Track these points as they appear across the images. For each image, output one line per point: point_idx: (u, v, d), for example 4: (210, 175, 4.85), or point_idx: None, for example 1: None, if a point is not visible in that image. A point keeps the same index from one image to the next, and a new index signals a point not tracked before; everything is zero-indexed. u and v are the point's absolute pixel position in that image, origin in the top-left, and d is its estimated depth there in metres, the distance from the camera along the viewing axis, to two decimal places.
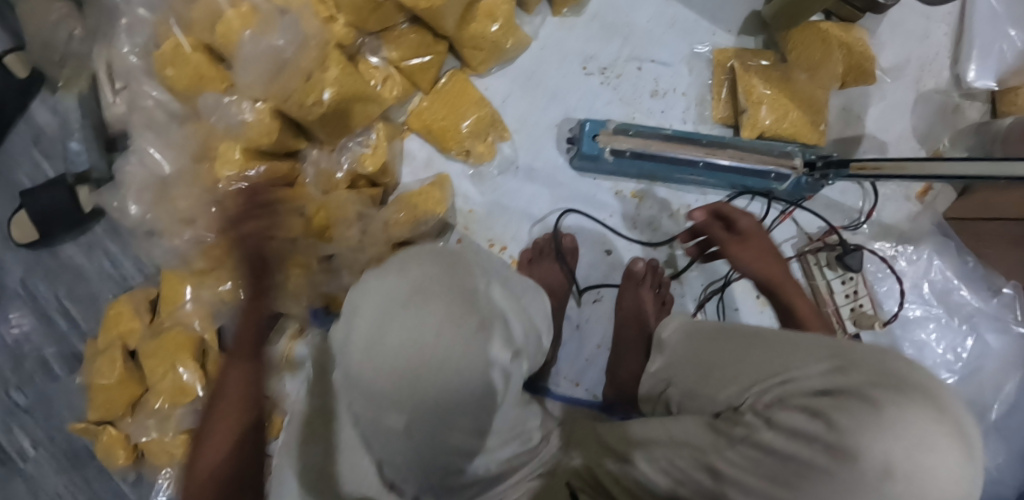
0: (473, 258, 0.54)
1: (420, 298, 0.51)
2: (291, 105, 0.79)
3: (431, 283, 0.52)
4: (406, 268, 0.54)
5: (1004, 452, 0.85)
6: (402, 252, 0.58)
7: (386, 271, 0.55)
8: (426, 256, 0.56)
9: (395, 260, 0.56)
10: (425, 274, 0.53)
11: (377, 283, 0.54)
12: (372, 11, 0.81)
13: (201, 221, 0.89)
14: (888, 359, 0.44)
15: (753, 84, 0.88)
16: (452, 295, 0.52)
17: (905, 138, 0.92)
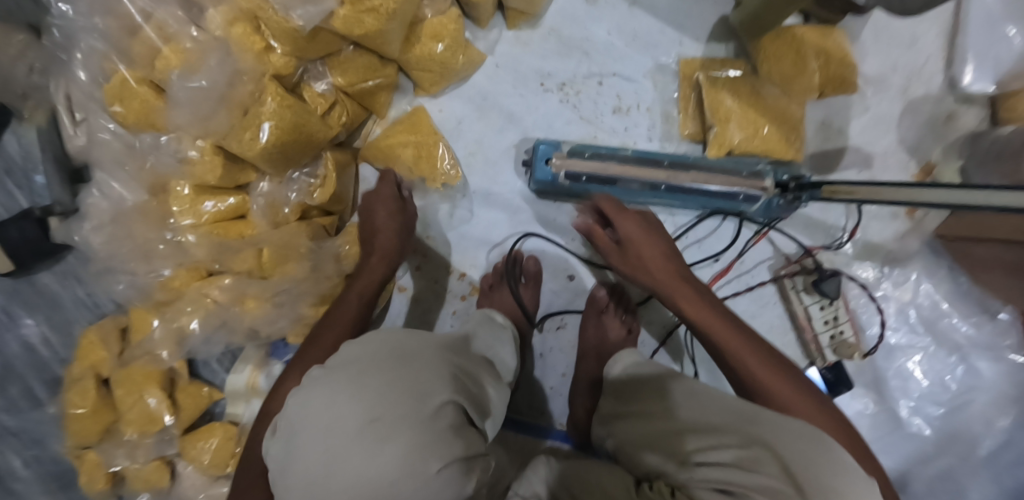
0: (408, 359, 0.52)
1: (378, 429, 0.45)
2: (230, 142, 0.78)
3: (389, 409, 0.46)
4: (361, 386, 0.48)
5: (995, 490, 0.81)
6: (357, 361, 0.51)
7: (337, 387, 0.48)
8: (384, 368, 0.50)
9: (347, 371, 0.50)
10: (384, 392, 0.48)
11: (324, 401, 0.48)
12: (309, 40, 0.78)
13: (159, 256, 0.87)
14: (786, 425, 0.52)
15: (720, 99, 0.82)
16: (414, 423, 0.46)
17: (892, 151, 0.86)
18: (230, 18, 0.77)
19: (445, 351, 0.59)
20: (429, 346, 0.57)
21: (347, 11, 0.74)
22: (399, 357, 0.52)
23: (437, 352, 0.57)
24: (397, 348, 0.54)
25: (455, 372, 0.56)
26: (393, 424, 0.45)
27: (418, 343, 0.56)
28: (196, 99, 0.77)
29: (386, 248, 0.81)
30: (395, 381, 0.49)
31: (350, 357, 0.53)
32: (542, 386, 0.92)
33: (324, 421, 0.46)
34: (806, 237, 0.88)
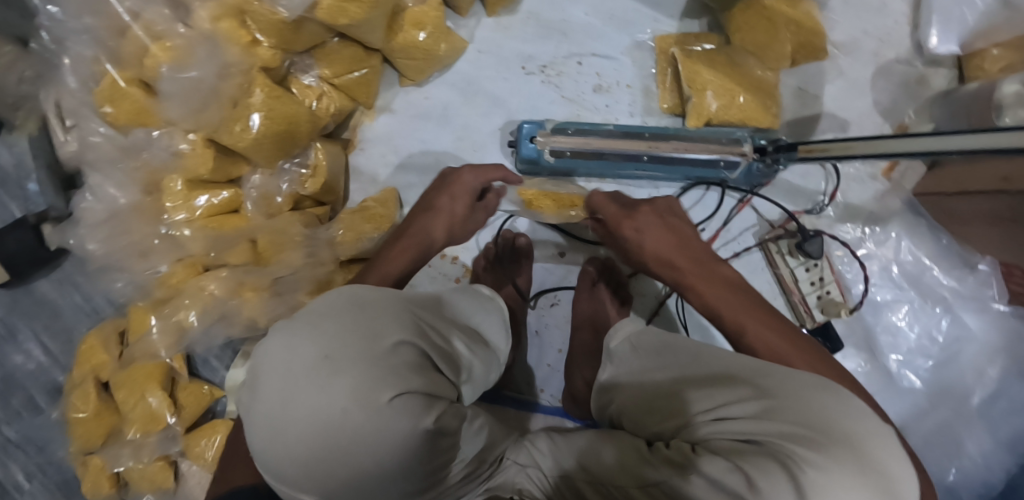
0: (363, 301, 0.52)
1: (330, 367, 0.46)
2: (222, 134, 0.79)
3: (341, 349, 0.47)
4: (315, 329, 0.48)
5: (989, 441, 0.82)
6: (314, 308, 0.51)
7: (293, 331, 0.48)
8: (339, 314, 0.50)
9: (304, 317, 0.50)
10: (338, 333, 0.48)
11: (280, 345, 0.48)
12: (296, 32, 0.80)
13: (155, 253, 0.88)
14: (813, 388, 0.49)
15: (696, 70, 0.85)
16: (367, 361, 0.47)
17: (867, 114, 0.89)
18: (217, 13, 0.79)
19: (411, 303, 0.57)
20: (392, 295, 0.55)
21: (331, 1, 0.75)
22: (355, 305, 0.51)
23: (399, 300, 0.55)
24: (354, 296, 0.52)
25: (417, 319, 0.55)
26: (338, 369, 0.46)
27: (379, 292, 0.55)
28: (187, 93, 0.79)
29: (413, 242, 0.73)
30: (346, 323, 0.49)
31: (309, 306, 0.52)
32: (541, 364, 0.93)
33: (274, 368, 0.47)
34: (788, 203, 0.90)
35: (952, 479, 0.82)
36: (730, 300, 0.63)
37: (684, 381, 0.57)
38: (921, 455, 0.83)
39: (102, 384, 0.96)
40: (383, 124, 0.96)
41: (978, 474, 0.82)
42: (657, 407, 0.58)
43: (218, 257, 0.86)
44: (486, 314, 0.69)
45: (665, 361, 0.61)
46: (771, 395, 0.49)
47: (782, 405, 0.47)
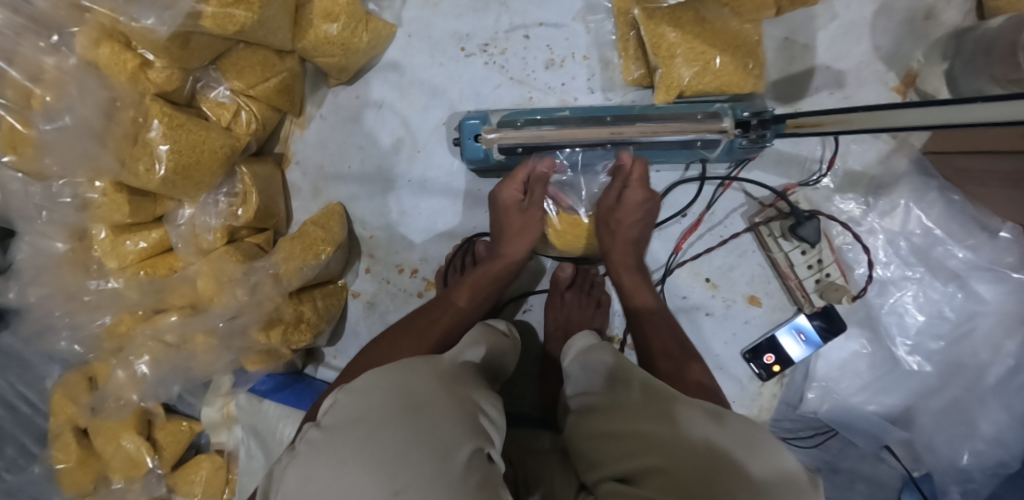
0: (417, 404, 0.44)
1: None
2: (126, 177, 0.70)
3: (411, 479, 0.39)
4: (373, 454, 0.40)
5: (1005, 418, 0.75)
6: (360, 420, 0.42)
7: (343, 457, 0.40)
8: (395, 425, 0.42)
9: (351, 435, 0.42)
10: (403, 455, 0.40)
11: (330, 476, 0.40)
12: (185, 47, 0.68)
13: (92, 307, 0.83)
14: (732, 447, 0.45)
15: (661, 34, 0.71)
16: (446, 489, 0.39)
17: (867, 62, 0.77)
18: (94, 37, 0.67)
19: (449, 381, 0.49)
20: (433, 380, 0.48)
21: (213, 8, 0.64)
22: (410, 406, 0.43)
23: (448, 386, 0.48)
24: (406, 394, 0.44)
25: (469, 404, 0.48)
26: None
27: (419, 378, 0.47)
28: (72, 143, 0.71)
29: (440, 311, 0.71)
30: (407, 439, 0.41)
31: (348, 413, 0.43)
32: (519, 375, 0.87)
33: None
34: (778, 177, 0.80)
35: (966, 462, 0.76)
36: (645, 294, 0.73)
37: (612, 424, 0.53)
38: (930, 435, 0.77)
39: (83, 431, 0.91)
40: (316, 132, 0.88)
41: (1001, 456, 0.75)
42: (590, 454, 0.54)
43: (164, 300, 0.80)
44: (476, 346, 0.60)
45: (611, 400, 0.56)
46: (669, 456, 0.46)
47: (676, 470, 0.44)
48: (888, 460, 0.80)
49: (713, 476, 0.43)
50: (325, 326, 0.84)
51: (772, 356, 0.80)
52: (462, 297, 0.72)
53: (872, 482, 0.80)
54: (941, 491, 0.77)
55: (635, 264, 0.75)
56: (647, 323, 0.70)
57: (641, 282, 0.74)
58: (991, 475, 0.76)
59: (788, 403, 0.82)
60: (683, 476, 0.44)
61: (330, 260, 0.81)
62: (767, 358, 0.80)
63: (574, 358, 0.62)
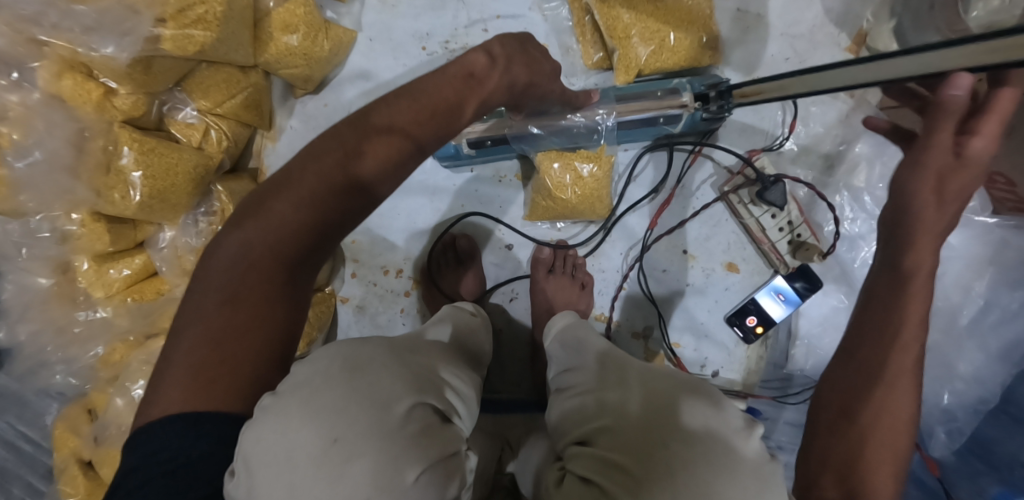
0: (362, 361, 0.42)
1: (342, 451, 0.36)
2: (103, 206, 0.71)
3: (352, 426, 0.37)
4: (314, 410, 0.38)
5: (981, 357, 0.76)
6: (305, 382, 0.40)
7: (286, 415, 0.38)
8: (335, 383, 0.40)
9: (296, 395, 0.39)
10: (342, 407, 0.38)
11: (274, 434, 0.38)
12: (147, 72, 0.69)
13: (83, 338, 0.84)
14: (687, 391, 0.46)
15: (616, 16, 0.73)
16: (382, 437, 0.38)
17: (819, 25, 0.80)
18: (57, 71, 0.68)
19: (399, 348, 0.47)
20: (384, 348, 0.45)
21: (171, 30, 0.65)
22: (352, 365, 0.41)
23: (393, 353, 0.45)
24: (347, 355, 0.41)
25: (419, 369, 0.45)
26: (341, 456, 0.36)
27: (370, 346, 0.44)
28: (44, 178, 0.71)
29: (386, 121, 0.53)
30: (344, 395, 0.39)
31: (295, 377, 0.41)
32: (512, 360, 0.88)
33: (262, 461, 0.37)
34: (744, 144, 0.82)
35: (947, 402, 0.77)
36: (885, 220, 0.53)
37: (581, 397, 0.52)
38: None
39: (88, 463, 0.89)
40: (288, 143, 0.89)
41: (987, 390, 0.75)
42: (561, 428, 0.53)
43: (157, 322, 0.81)
44: (437, 327, 0.60)
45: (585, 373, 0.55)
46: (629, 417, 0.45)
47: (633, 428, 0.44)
48: None
49: (664, 421, 0.43)
50: (317, 334, 0.84)
51: (754, 319, 0.81)
52: (402, 113, 0.54)
53: None
54: (927, 434, 0.78)
55: None
56: None
57: None
58: (973, 413, 0.76)
59: (775, 363, 0.83)
60: (639, 433, 0.44)
61: None
62: (750, 321, 0.81)
63: (554, 336, 0.63)
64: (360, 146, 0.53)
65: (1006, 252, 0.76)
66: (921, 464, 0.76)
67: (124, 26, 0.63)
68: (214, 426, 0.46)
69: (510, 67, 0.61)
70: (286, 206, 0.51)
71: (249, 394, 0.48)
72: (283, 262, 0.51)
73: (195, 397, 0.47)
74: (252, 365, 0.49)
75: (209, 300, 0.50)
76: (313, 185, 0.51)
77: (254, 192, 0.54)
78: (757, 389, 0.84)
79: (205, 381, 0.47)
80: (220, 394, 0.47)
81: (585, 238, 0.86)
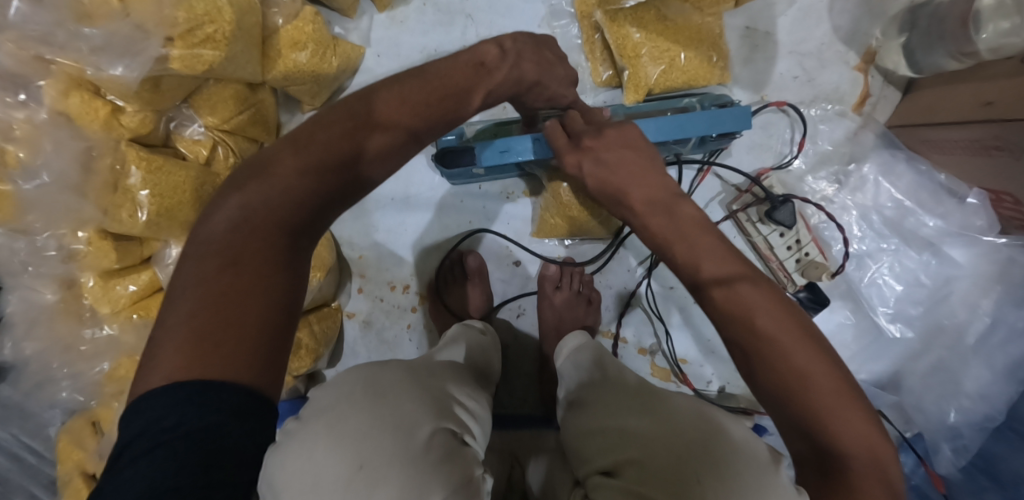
0: (385, 388, 0.43)
1: (368, 478, 0.38)
2: (111, 224, 0.71)
3: (377, 453, 0.39)
4: (339, 436, 0.39)
5: (987, 374, 0.75)
6: (331, 408, 0.41)
7: (313, 443, 0.39)
8: (359, 410, 0.41)
9: (322, 422, 0.40)
10: (367, 433, 0.39)
11: (301, 461, 0.39)
12: (156, 90, 0.69)
13: (89, 354, 0.84)
14: (716, 423, 0.47)
15: (626, 35, 0.72)
16: (407, 463, 0.39)
17: (828, 43, 0.80)
18: (64, 89, 0.68)
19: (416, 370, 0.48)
20: (403, 372, 0.46)
21: (179, 50, 0.65)
22: (375, 391, 0.42)
23: (416, 376, 0.47)
24: (370, 381, 0.43)
25: (437, 392, 0.46)
26: (368, 483, 0.38)
27: (391, 370, 0.46)
28: (53, 198, 0.71)
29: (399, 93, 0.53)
30: (369, 422, 0.40)
31: (319, 402, 0.42)
32: (519, 376, 0.88)
33: (291, 488, 0.39)
34: (753, 162, 0.82)
35: (954, 419, 0.77)
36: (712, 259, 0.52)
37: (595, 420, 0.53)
38: (918, 396, 0.80)
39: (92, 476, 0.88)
40: None
41: (991, 409, 0.74)
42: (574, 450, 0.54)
43: None
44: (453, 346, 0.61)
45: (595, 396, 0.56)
46: (646, 447, 0.46)
47: (650, 458, 0.45)
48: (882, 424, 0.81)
49: (690, 450, 0.44)
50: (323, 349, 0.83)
51: None
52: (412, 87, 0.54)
53: None
54: (933, 449, 0.78)
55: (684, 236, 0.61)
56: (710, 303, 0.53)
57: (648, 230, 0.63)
58: (979, 429, 0.75)
59: None
60: (655, 464, 0.44)
61: (323, 284, 0.80)
62: None
63: (567, 358, 0.64)
64: (371, 120, 0.52)
65: (1012, 270, 0.75)
66: (925, 478, 0.78)
67: (134, 47, 0.63)
68: (219, 399, 0.42)
69: (519, 62, 0.60)
70: (292, 169, 0.49)
71: (258, 363, 0.44)
72: (286, 226, 0.49)
73: (196, 362, 0.43)
74: (253, 337, 0.45)
75: (205, 263, 0.46)
76: (322, 154, 0.50)
77: (251, 161, 0.51)
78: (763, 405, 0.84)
79: (207, 347, 0.43)
80: (221, 362, 0.43)
81: (591, 254, 0.87)
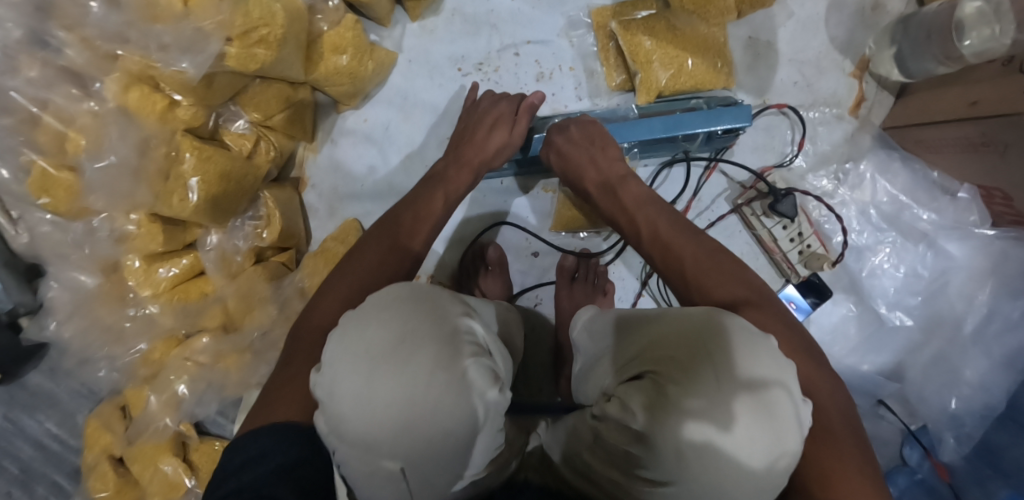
0: (428, 290, 0.50)
1: (409, 347, 0.45)
2: (162, 208, 0.76)
3: (417, 330, 0.46)
4: (388, 316, 0.47)
5: (986, 363, 0.78)
6: (382, 302, 0.48)
7: (367, 321, 0.46)
8: (405, 304, 0.48)
9: (374, 308, 0.47)
10: (409, 320, 0.47)
11: (354, 336, 0.46)
12: (210, 87, 0.75)
13: (130, 334, 0.88)
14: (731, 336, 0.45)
15: (638, 42, 0.80)
16: (441, 338, 0.47)
17: (825, 52, 0.87)
18: (125, 84, 0.74)
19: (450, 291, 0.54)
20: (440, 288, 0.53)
21: (236, 49, 0.71)
22: (419, 295, 0.49)
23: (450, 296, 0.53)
24: (416, 287, 0.50)
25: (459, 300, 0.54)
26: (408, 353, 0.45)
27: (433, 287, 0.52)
28: (107, 182, 0.77)
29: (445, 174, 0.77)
30: (409, 314, 0.47)
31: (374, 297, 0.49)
32: (535, 366, 0.91)
33: (340, 356, 0.46)
34: (756, 161, 0.88)
35: (955, 407, 0.80)
36: (667, 225, 0.65)
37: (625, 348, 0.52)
38: (920, 386, 0.83)
39: (118, 460, 0.91)
40: (328, 156, 0.95)
41: (994, 397, 0.77)
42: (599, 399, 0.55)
43: (198, 322, 0.86)
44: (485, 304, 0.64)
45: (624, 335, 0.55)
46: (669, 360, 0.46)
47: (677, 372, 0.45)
48: (886, 416, 0.84)
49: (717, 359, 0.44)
50: None
51: None
52: (460, 175, 0.76)
53: (876, 440, 0.84)
54: (937, 439, 0.81)
55: (650, 203, 0.68)
56: (674, 259, 0.62)
57: (615, 206, 0.71)
58: (979, 417, 0.78)
59: None
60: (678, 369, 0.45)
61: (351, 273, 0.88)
62: None
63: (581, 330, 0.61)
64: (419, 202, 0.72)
65: (1006, 263, 0.79)
66: (931, 471, 0.80)
67: (197, 47, 0.70)
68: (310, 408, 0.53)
69: (515, 123, 0.79)
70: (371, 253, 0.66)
71: None
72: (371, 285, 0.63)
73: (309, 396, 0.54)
74: None
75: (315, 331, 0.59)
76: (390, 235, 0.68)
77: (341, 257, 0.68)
78: None
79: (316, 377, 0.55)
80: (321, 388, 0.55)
81: (604, 247, 0.92)
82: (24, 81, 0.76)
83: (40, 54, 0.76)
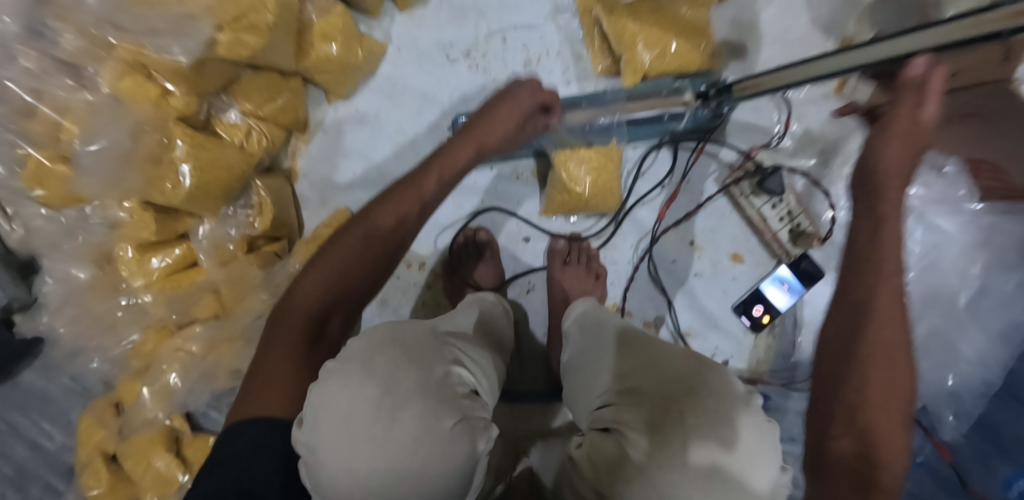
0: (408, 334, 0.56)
1: (394, 402, 0.50)
2: (155, 194, 0.78)
3: (403, 382, 0.51)
4: (369, 370, 0.51)
5: (983, 338, 0.78)
6: (361, 355, 0.52)
7: (349, 378, 0.50)
8: (387, 351, 0.53)
9: (355, 362, 0.51)
10: (395, 373, 0.51)
11: (342, 401, 0.49)
12: (200, 75, 0.76)
13: (122, 324, 0.88)
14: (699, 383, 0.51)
15: (622, 25, 0.81)
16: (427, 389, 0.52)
17: (807, 35, 0.88)
18: (119, 72, 0.75)
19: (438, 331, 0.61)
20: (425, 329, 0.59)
21: (226, 35, 0.73)
22: (398, 342, 0.55)
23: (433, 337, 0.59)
24: (393, 332, 0.56)
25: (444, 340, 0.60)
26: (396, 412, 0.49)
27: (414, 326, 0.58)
28: (97, 171, 0.77)
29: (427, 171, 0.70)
30: (397, 363, 0.52)
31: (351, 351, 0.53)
32: (530, 352, 0.91)
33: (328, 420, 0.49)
34: (744, 141, 0.88)
35: (952, 384, 0.79)
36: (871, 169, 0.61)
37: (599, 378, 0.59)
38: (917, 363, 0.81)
39: (111, 457, 0.90)
40: (319, 146, 0.96)
41: (991, 373, 0.77)
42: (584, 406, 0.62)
43: (192, 310, 0.87)
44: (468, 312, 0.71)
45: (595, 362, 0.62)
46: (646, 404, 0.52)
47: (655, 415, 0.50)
48: None
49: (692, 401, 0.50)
50: None
51: (761, 307, 0.86)
52: (453, 162, 0.70)
53: None
54: (936, 418, 0.80)
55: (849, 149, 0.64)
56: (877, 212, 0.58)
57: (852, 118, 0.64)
58: (979, 395, 0.77)
59: (782, 351, 0.87)
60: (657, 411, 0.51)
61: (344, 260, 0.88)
62: (756, 310, 0.86)
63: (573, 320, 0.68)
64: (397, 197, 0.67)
65: (996, 236, 0.79)
66: (933, 451, 0.78)
67: (186, 32, 0.71)
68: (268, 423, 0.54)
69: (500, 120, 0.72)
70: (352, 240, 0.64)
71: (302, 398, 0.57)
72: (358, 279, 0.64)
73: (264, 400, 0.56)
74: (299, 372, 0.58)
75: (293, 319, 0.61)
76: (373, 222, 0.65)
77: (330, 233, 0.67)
78: (766, 376, 0.87)
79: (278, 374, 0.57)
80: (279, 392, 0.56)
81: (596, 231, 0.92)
82: (20, 71, 0.75)
83: (35, 44, 0.74)
